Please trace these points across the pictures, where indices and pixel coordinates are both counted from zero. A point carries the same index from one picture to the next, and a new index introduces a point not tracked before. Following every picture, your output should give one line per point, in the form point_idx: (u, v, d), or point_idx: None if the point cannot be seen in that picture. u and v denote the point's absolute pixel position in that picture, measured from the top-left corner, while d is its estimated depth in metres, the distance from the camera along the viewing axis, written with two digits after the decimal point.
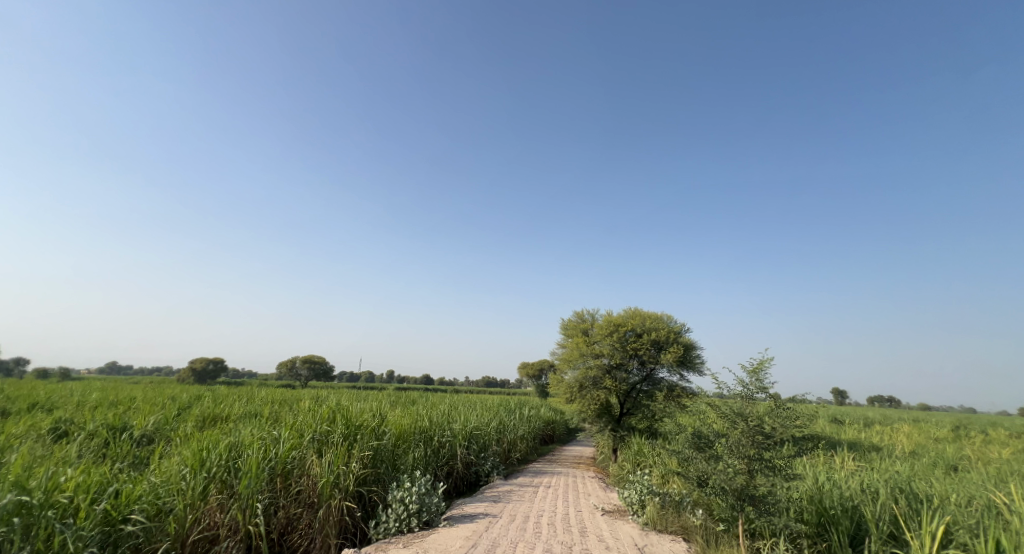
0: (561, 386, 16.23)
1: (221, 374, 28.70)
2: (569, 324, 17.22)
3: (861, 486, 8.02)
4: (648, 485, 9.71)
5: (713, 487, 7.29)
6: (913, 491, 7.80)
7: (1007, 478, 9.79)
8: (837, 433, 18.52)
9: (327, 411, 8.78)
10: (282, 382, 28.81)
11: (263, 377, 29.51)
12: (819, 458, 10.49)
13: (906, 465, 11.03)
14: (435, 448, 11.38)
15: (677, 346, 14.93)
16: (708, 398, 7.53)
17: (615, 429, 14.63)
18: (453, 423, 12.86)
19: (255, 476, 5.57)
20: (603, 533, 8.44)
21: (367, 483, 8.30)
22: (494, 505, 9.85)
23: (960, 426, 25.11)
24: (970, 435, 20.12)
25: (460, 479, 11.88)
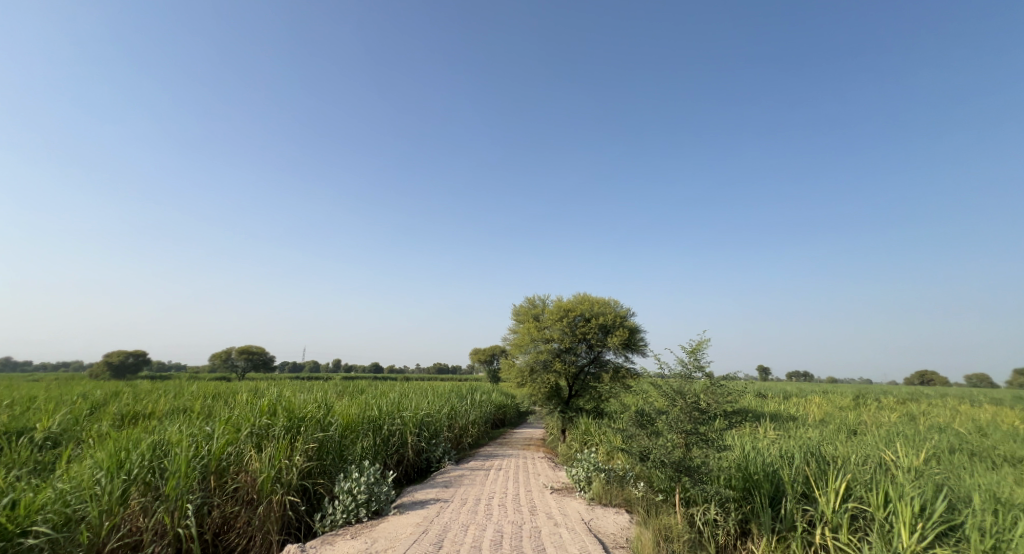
0: (512, 370, 16.34)
1: (143, 368, 26.59)
2: (520, 309, 17.28)
3: (780, 452, 8.64)
4: (595, 462, 9.99)
5: (653, 461, 7.58)
6: (823, 453, 8.52)
7: (894, 438, 10.97)
8: (761, 406, 19.96)
9: (267, 404, 8.32)
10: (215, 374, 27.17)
11: (192, 370, 27.66)
12: (745, 430, 11.22)
13: (817, 431, 12.06)
14: (384, 437, 11.17)
15: (623, 329, 15.38)
16: (651, 378, 7.79)
17: (563, 410, 15.02)
18: (402, 411, 12.66)
19: (185, 475, 5.17)
20: (552, 510, 8.62)
21: (312, 476, 8.01)
22: (445, 490, 9.81)
23: (863, 394, 27.72)
24: (870, 403, 22.29)
25: (411, 466, 11.73)
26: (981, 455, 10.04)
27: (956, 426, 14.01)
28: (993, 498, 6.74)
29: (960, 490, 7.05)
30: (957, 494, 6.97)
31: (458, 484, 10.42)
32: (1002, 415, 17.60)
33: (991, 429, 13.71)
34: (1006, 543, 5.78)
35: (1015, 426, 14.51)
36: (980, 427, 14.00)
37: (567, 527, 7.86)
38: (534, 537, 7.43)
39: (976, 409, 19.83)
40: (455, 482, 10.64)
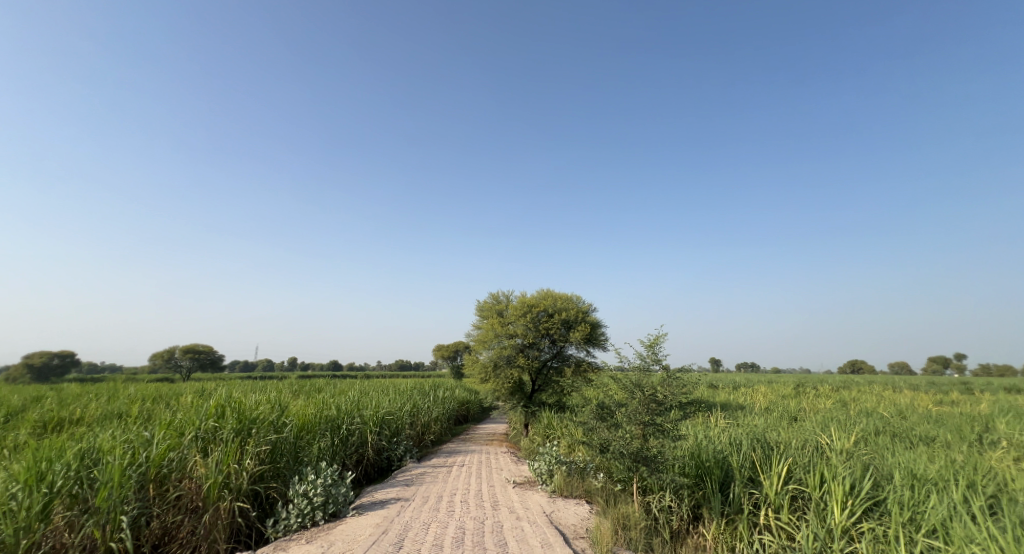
0: (475, 366, 16.21)
1: (70, 371, 24.61)
2: (484, 305, 17.14)
3: (729, 440, 8.94)
4: (556, 455, 10.05)
5: (613, 453, 7.67)
6: (768, 440, 8.87)
7: (829, 423, 11.59)
8: (712, 396, 20.77)
9: (214, 405, 7.86)
10: (154, 376, 25.57)
11: (128, 371, 25.87)
12: (698, 419, 11.60)
13: (763, 418, 12.59)
14: (343, 437, 10.85)
15: (585, 324, 15.54)
16: (612, 371, 7.88)
17: (526, 405, 15.12)
18: (362, 409, 12.34)
19: (118, 485, 4.81)
20: (514, 504, 8.61)
21: (264, 480, 7.66)
22: (406, 489, 9.62)
23: (804, 384, 29.38)
24: (808, 391, 23.56)
25: (371, 466, 11.44)
26: (901, 436, 10.75)
27: (882, 410, 15.02)
28: (910, 473, 7.18)
29: (884, 468, 7.48)
30: (880, 471, 7.40)
31: (420, 482, 10.24)
32: (921, 398, 18.99)
33: (909, 411, 14.77)
34: (922, 514, 6.19)
35: (932, 408, 15.68)
36: (900, 410, 15.06)
37: (528, 521, 7.84)
38: (496, 532, 7.38)
39: (899, 394, 21.30)
40: (416, 480, 10.45)
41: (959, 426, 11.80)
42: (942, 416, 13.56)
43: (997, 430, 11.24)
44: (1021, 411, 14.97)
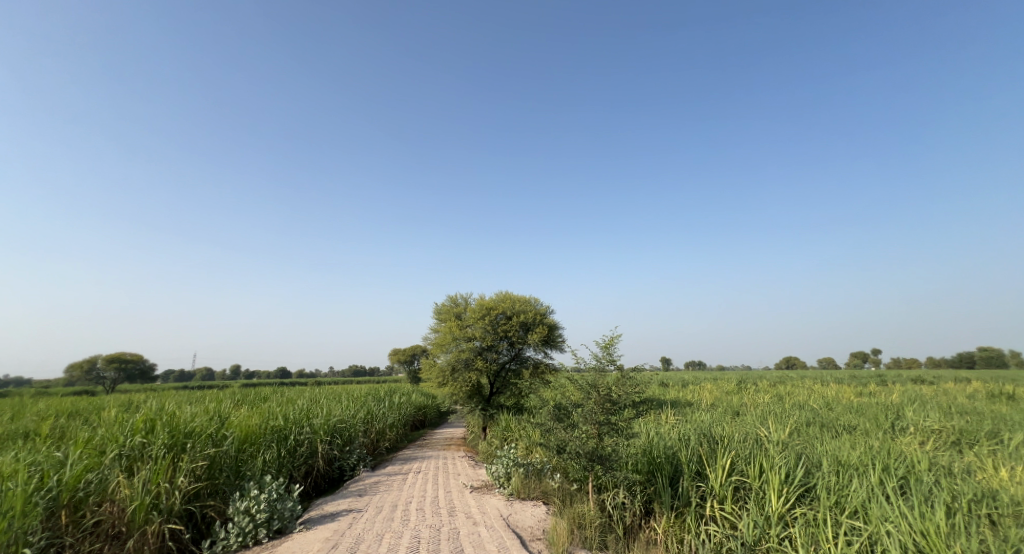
0: (432, 370, 15.87)
1: None
2: (442, 308, 16.82)
3: (679, 436, 9.14)
4: (514, 457, 9.94)
5: (570, 453, 7.64)
6: (713, 434, 9.13)
7: (768, 416, 12.14)
8: (663, 394, 21.37)
9: (143, 419, 7.23)
10: (72, 388, 23.34)
11: (42, 383, 23.48)
12: (650, 417, 11.82)
13: (709, 414, 13.04)
14: (290, 448, 10.29)
15: (542, 327, 15.56)
16: (568, 372, 7.90)
17: (484, 408, 14.97)
18: (312, 417, 11.78)
19: (21, 514, 4.30)
20: (471, 509, 8.41)
21: (200, 498, 7.12)
22: (359, 499, 9.23)
23: (745, 379, 30.86)
24: (748, 387, 24.79)
25: (321, 477, 10.90)
26: (828, 426, 11.42)
27: (813, 402, 15.99)
28: (835, 460, 7.57)
29: (814, 456, 7.86)
30: (811, 459, 7.76)
31: (374, 491, 9.86)
32: (845, 390, 20.37)
33: (835, 403, 15.81)
34: (846, 497, 6.52)
35: (853, 399, 16.89)
36: (828, 402, 16.08)
37: (485, 525, 7.68)
38: (453, 538, 7.17)
39: (827, 387, 22.77)
40: (370, 489, 10.04)
41: (876, 414, 12.71)
42: (864, 406, 14.55)
43: (907, 417, 12.18)
44: (930, 399, 16.37)
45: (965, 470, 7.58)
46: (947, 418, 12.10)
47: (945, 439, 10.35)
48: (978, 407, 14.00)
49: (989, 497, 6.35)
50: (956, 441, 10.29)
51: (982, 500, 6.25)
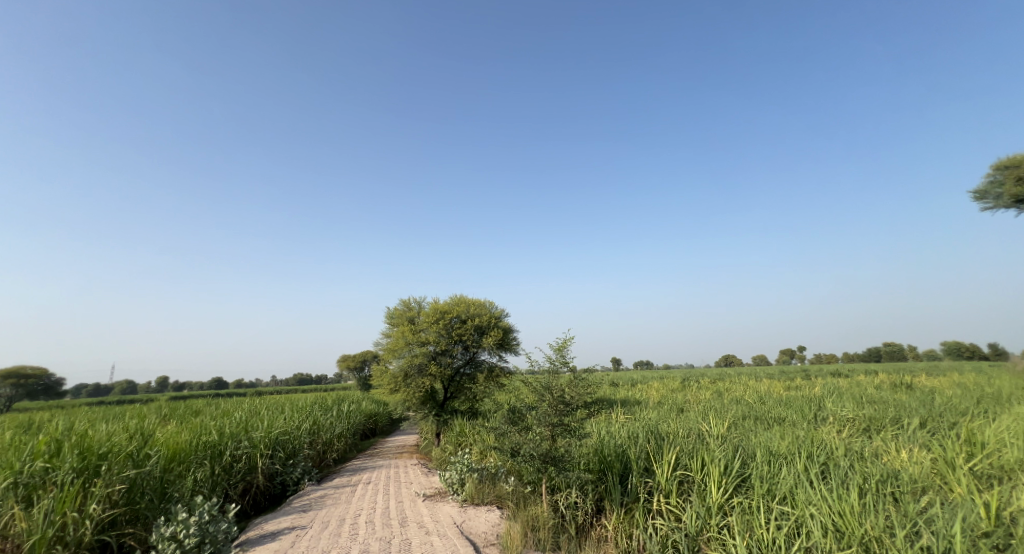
0: (384, 376, 15.27)
1: None
2: (394, 312, 16.23)
3: (629, 433, 9.20)
4: (468, 462, 9.64)
5: (523, 456, 7.46)
6: (660, 431, 9.27)
7: (709, 412, 12.54)
8: (614, 393, 21.76)
9: (46, 441, 6.40)
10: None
11: None
12: (602, 416, 11.89)
13: (656, 412, 13.32)
14: (225, 465, 9.50)
15: (497, 330, 15.35)
16: (522, 375, 7.74)
17: (438, 413, 14.60)
18: (250, 431, 10.98)
19: None
20: (423, 519, 8.04)
21: (117, 526, 6.36)
22: (302, 515, 8.62)
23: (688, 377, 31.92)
24: (692, 384, 25.80)
25: (261, 494, 10.12)
26: (761, 418, 11.93)
27: (749, 396, 16.80)
28: (767, 450, 7.82)
29: (749, 448, 8.10)
30: (747, 451, 8.00)
31: (320, 505, 9.27)
32: (773, 385, 21.51)
33: (768, 396, 16.69)
34: (777, 484, 6.74)
35: (784, 393, 17.90)
36: (762, 396, 16.95)
37: (438, 534, 7.36)
38: (404, 550, 6.80)
39: (759, 383, 23.86)
40: (315, 504, 9.43)
41: (802, 406, 13.48)
42: (791, 400, 15.38)
43: (827, 408, 12.98)
44: (847, 390, 17.69)
45: (875, 453, 8.08)
46: (858, 407, 12.99)
47: (857, 426, 11.07)
48: (884, 396, 15.23)
49: (894, 477, 6.77)
50: (866, 427, 11.05)
51: (887, 480, 6.63)
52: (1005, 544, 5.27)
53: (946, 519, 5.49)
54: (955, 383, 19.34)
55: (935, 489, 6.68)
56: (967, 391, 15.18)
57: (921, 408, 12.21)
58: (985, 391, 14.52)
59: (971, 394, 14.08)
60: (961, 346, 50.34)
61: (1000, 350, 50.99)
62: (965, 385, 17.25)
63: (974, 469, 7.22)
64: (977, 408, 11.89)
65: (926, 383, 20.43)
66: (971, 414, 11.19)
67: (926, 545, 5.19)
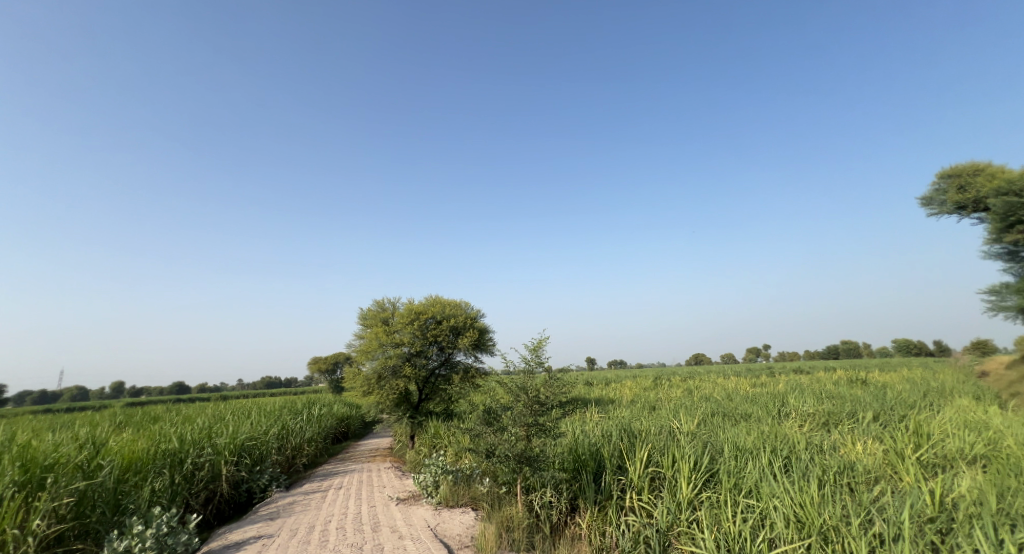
0: (357, 378, 14.89)
1: None
2: (368, 313, 15.85)
3: (603, 432, 9.19)
4: (443, 465, 9.46)
5: (499, 457, 7.33)
6: (632, 429, 9.30)
7: (679, 409, 12.72)
8: (588, 393, 21.88)
9: None
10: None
11: None
12: (576, 416, 11.89)
13: (628, 410, 13.43)
14: (187, 473, 9.04)
15: (473, 330, 15.18)
16: (498, 375, 7.63)
17: (412, 415, 14.33)
18: (214, 437, 10.50)
19: None
20: (396, 523, 7.81)
21: (64, 542, 5.95)
22: (269, 523, 8.28)
23: (659, 376, 32.40)
24: (663, 382, 26.22)
25: (226, 502, 9.68)
26: (728, 414, 12.15)
27: (717, 393, 17.16)
28: (735, 446, 7.93)
29: (717, 443, 8.20)
30: (715, 446, 8.09)
31: (288, 513, 8.92)
32: (739, 383, 22.00)
33: (734, 393, 17.07)
34: (743, 478, 6.83)
35: (750, 389, 18.37)
36: (729, 392, 17.32)
37: (412, 538, 7.16)
38: None
39: (727, 380, 24.46)
40: (284, 511, 9.06)
41: (767, 402, 13.82)
42: (756, 396, 15.75)
43: (789, 403, 13.36)
44: (808, 386, 18.28)
45: (832, 446, 8.30)
46: (818, 402, 13.41)
47: (816, 420, 11.39)
48: (841, 391, 15.79)
49: (849, 468, 6.96)
50: (825, 422, 11.38)
51: (844, 471, 6.81)
52: (948, 528, 5.44)
53: (896, 507, 5.63)
54: (905, 378, 20.28)
55: (886, 478, 6.88)
56: (914, 385, 15.89)
57: (874, 402, 12.70)
58: (930, 385, 15.24)
59: (920, 388, 14.74)
60: (910, 343, 52.95)
61: (945, 348, 53.93)
62: (915, 380, 18.09)
63: (921, 459, 7.49)
64: (924, 401, 12.45)
65: (880, 378, 21.35)
66: (919, 406, 11.69)
67: (879, 532, 5.33)
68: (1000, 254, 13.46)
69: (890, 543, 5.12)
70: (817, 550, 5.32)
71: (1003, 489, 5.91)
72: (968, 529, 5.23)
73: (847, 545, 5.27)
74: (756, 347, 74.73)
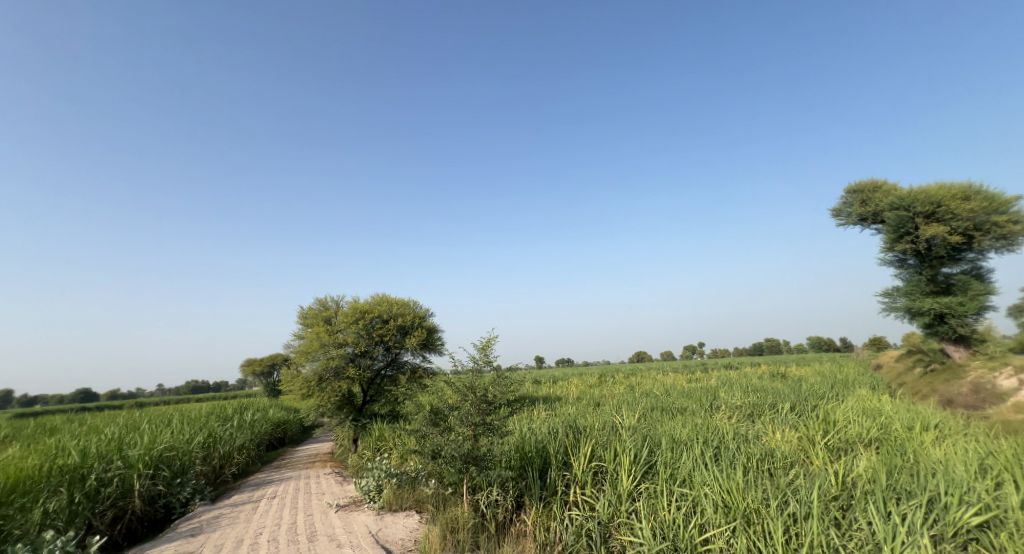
0: (295, 381, 14.10)
1: None
2: (309, 312, 15.07)
3: (549, 429, 9.24)
4: (387, 468, 9.14)
5: (445, 458, 7.15)
6: (577, 425, 9.41)
7: (621, 405, 13.07)
8: (536, 391, 22.06)
9: None
10: None
11: None
12: (523, 414, 11.89)
13: (574, 407, 13.64)
14: (92, 491, 8.13)
15: (422, 330, 14.81)
16: (445, 375, 7.45)
17: (356, 418, 13.77)
18: (126, 448, 9.55)
19: None
20: (335, 531, 7.44)
21: None
22: (192, 539, 7.62)
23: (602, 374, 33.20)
24: (607, 379, 26.96)
25: (141, 520, 8.82)
26: (666, 409, 12.63)
27: (656, 389, 17.83)
28: (672, 438, 8.21)
29: (656, 436, 8.45)
30: (654, 439, 8.34)
31: (213, 527, 8.26)
32: (676, 378, 23.00)
33: (671, 388, 17.80)
34: (678, 469, 7.06)
35: (685, 385, 19.27)
36: (667, 388, 18.04)
37: (351, 546, 6.85)
38: None
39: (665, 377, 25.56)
40: (207, 526, 8.35)
41: (700, 396, 14.50)
42: (691, 391, 16.50)
43: (721, 397, 14.10)
44: (735, 381, 19.44)
45: (756, 435, 8.81)
46: (745, 395, 14.27)
47: (743, 412, 12.10)
48: (765, 384, 16.91)
49: (770, 455, 7.41)
50: (751, 413, 12.11)
51: (765, 458, 7.23)
52: (849, 504, 5.88)
53: (807, 488, 6.02)
54: (820, 371, 22.07)
55: (801, 463, 7.38)
56: (825, 377, 17.31)
57: (792, 394, 13.67)
58: (839, 377, 16.64)
59: (830, 380, 16.10)
60: (823, 341, 57.74)
61: (850, 345, 59.40)
62: (828, 373, 19.75)
63: (829, 444, 8.10)
64: (833, 392, 13.58)
65: (800, 372, 23.13)
66: (828, 397, 12.76)
67: (793, 512, 5.67)
68: (897, 259, 14.94)
69: (801, 522, 5.45)
70: (742, 533, 5.58)
71: (893, 467, 6.47)
72: (864, 504, 5.67)
73: (767, 526, 5.56)
74: (691, 345, 78.61)
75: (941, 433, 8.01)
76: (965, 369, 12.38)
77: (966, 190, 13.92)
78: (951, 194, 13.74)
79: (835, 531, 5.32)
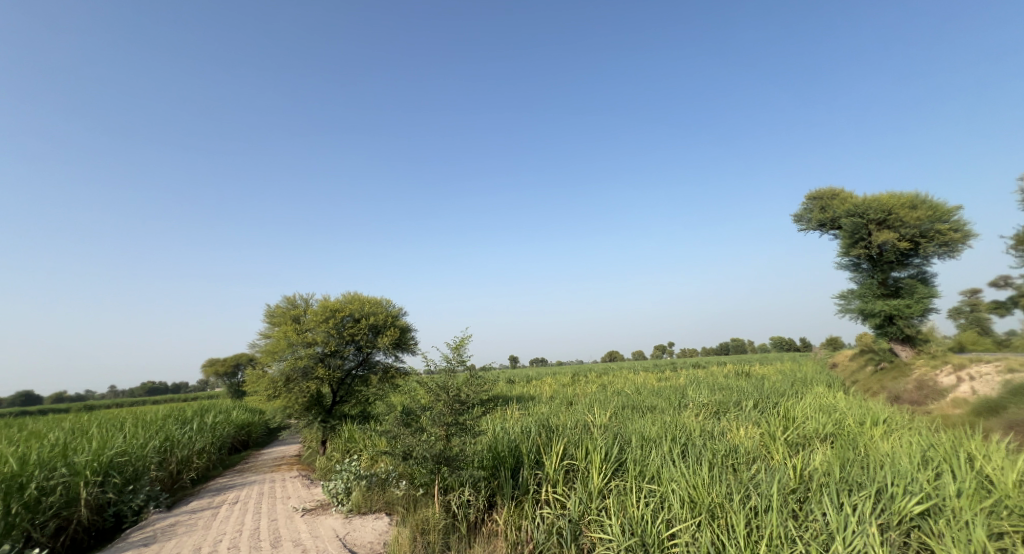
0: (261, 381, 13.62)
1: None
2: (276, 310, 14.59)
3: (522, 429, 9.19)
4: (356, 470, 8.90)
5: (415, 459, 7.00)
6: (551, 424, 9.39)
7: (593, 403, 13.14)
8: (510, 391, 21.99)
9: None
10: None
11: None
12: (497, 414, 11.81)
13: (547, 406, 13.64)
14: (33, 500, 7.61)
15: (394, 329, 14.53)
16: (418, 375, 7.31)
17: (325, 419, 13.40)
18: (73, 454, 8.99)
19: None
20: (300, 536, 7.19)
21: None
22: (146, 549, 7.23)
23: None
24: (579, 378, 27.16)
25: (88, 531, 8.32)
26: (637, 407, 12.78)
27: (626, 388, 18.06)
28: (642, 436, 8.29)
29: (626, 434, 8.51)
30: (625, 437, 8.39)
31: (168, 536, 7.86)
32: (646, 377, 23.32)
33: (642, 387, 18.05)
34: (647, 465, 7.12)
35: (655, 383, 19.58)
36: (637, 387, 18.29)
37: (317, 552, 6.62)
38: None
39: (636, 375, 25.93)
40: (162, 535, 7.94)
41: (669, 394, 14.75)
42: (661, 389, 16.76)
43: (689, 395, 14.38)
44: (702, 379, 19.86)
45: (722, 432, 8.99)
46: (711, 393, 14.60)
47: (710, 409, 12.36)
48: (731, 382, 17.36)
49: (734, 451, 7.56)
50: (716, 410, 12.39)
51: (730, 454, 7.38)
52: (805, 497, 6.05)
53: (768, 482, 6.16)
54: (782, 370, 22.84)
55: (763, 458, 7.57)
56: (787, 375, 17.90)
57: (755, 391, 14.05)
58: (800, 375, 17.20)
59: (790, 379, 16.66)
60: (785, 342, 59.82)
61: (810, 345, 61.79)
62: (790, 371, 20.43)
63: (789, 439, 8.34)
64: (792, 389, 14.05)
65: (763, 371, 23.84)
66: (788, 394, 13.20)
67: (755, 506, 5.79)
68: (855, 262, 15.55)
69: (762, 515, 5.57)
70: (707, 527, 5.66)
71: (846, 461, 6.70)
72: (819, 496, 5.85)
73: (730, 520, 5.66)
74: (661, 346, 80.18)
75: (889, 427, 8.38)
76: (910, 367, 13.02)
77: (916, 197, 14.66)
78: (905, 201, 14.40)
79: (793, 522, 5.46)
